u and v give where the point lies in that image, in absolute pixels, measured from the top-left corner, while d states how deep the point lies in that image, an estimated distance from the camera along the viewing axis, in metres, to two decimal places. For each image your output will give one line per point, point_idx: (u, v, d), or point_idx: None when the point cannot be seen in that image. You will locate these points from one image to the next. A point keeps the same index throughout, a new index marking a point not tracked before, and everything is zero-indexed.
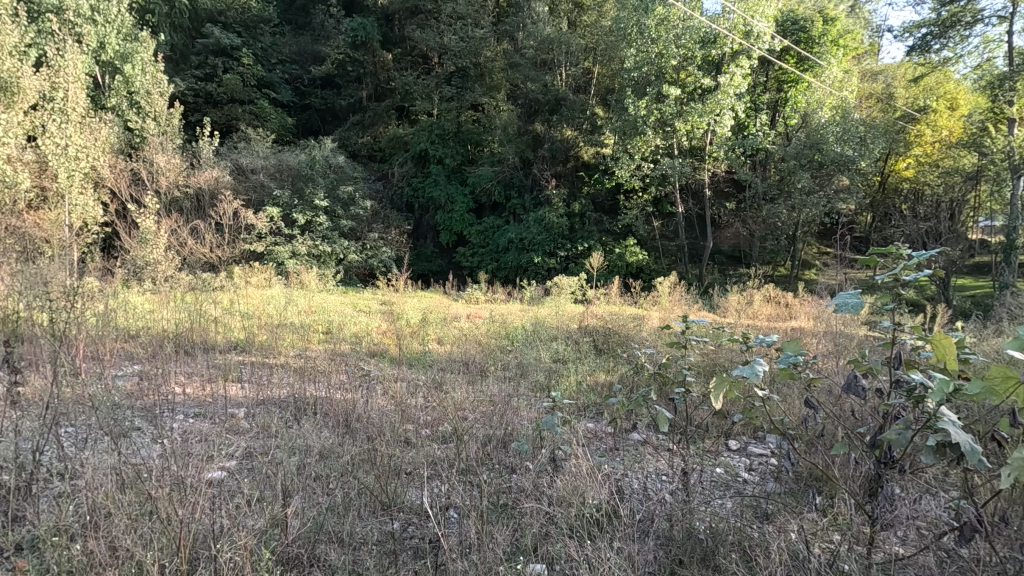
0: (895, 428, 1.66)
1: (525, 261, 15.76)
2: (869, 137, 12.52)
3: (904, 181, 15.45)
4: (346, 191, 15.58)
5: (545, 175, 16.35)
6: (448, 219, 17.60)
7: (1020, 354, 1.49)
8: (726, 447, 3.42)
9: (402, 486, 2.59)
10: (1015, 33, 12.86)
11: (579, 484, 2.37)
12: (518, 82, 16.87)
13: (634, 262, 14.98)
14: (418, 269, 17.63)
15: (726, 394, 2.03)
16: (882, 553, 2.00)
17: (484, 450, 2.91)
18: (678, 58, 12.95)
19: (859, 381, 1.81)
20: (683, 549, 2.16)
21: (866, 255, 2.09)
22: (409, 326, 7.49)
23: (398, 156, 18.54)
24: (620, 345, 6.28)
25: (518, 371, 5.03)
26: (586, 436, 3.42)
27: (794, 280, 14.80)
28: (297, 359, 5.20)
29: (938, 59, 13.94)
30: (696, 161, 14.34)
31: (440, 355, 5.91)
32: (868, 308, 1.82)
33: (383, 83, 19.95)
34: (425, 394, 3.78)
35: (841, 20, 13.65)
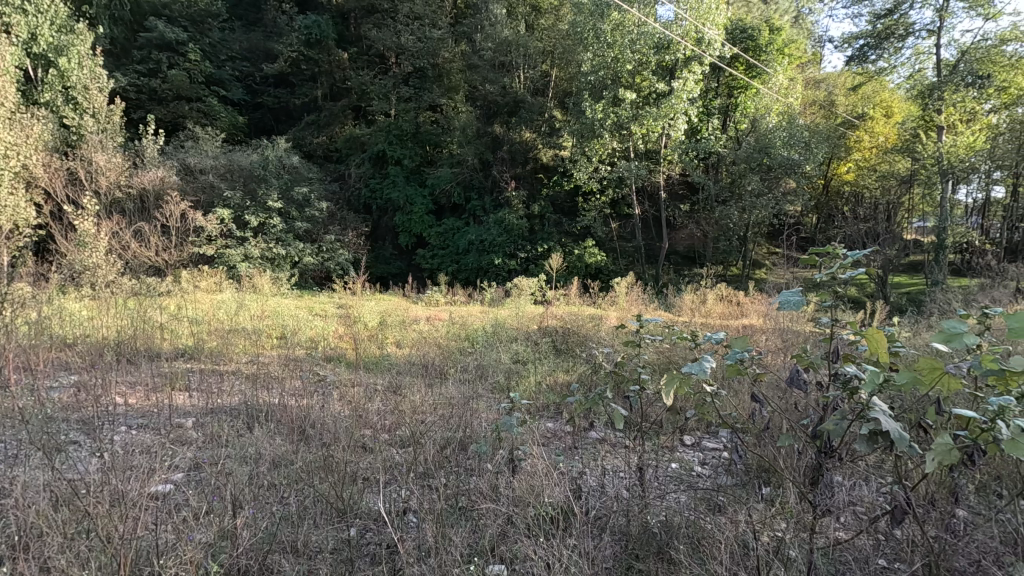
0: (832, 419, 1.74)
1: (485, 263, 15.73)
2: (813, 142, 13.14)
3: (845, 185, 16.23)
4: (301, 193, 15.21)
5: (504, 176, 16.41)
6: (407, 220, 17.37)
7: (944, 347, 1.59)
8: (681, 442, 3.51)
9: (359, 492, 2.54)
10: (943, 46, 13.76)
11: (536, 484, 2.38)
12: (477, 84, 16.90)
13: (593, 263, 15.16)
14: (377, 272, 17.34)
15: (676, 390, 2.09)
16: (823, 538, 2.09)
17: (442, 453, 2.88)
18: (633, 63, 13.24)
19: (800, 374, 1.88)
20: (639, 544, 2.20)
21: (807, 255, 2.17)
22: (367, 329, 7.36)
23: (355, 157, 18.23)
24: (579, 345, 6.36)
25: (478, 373, 5.01)
26: (545, 436, 3.44)
27: (745, 279, 15.31)
28: (251, 364, 5.04)
29: (874, 69, 14.80)
30: (652, 164, 14.67)
31: (399, 358, 5.84)
32: (808, 306, 1.89)
33: (339, 83, 19.62)
34: (383, 398, 3.72)
35: (785, 30, 14.29)
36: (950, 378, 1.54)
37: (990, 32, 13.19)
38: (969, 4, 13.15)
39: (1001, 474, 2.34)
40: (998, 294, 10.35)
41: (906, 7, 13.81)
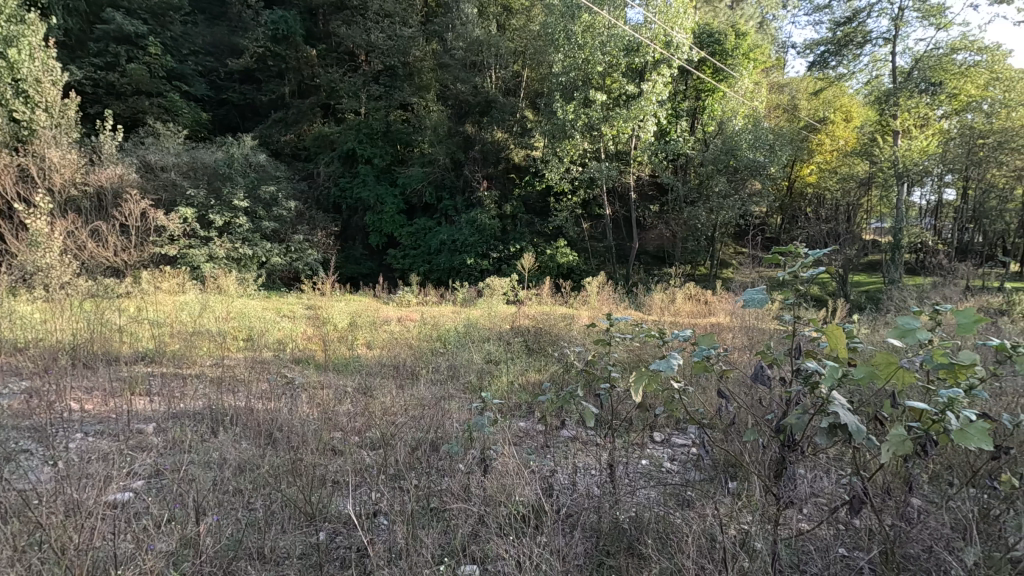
0: (794, 413, 1.80)
1: (457, 263, 15.65)
2: (777, 145, 13.51)
3: (808, 187, 16.74)
4: (268, 191, 14.89)
5: (476, 176, 16.39)
6: (378, 220, 17.17)
7: (900, 342, 1.66)
8: (651, 439, 3.56)
9: (328, 496, 2.49)
10: (898, 53, 14.29)
11: (508, 483, 2.38)
12: (448, 83, 16.85)
13: (565, 263, 15.24)
14: (347, 272, 17.09)
15: (645, 387, 2.12)
16: (787, 529, 2.14)
17: (414, 455, 2.84)
18: (604, 65, 13.39)
19: (764, 370, 1.93)
20: (610, 541, 2.23)
21: (770, 253, 2.23)
22: (336, 330, 7.25)
23: (325, 156, 17.95)
24: (550, 344, 6.40)
25: (450, 373, 4.99)
26: (517, 434, 3.44)
27: (713, 278, 15.62)
28: (216, 367, 4.90)
29: (835, 75, 15.31)
30: (622, 165, 14.85)
31: (369, 358, 5.77)
32: (772, 304, 1.95)
33: (308, 80, 19.30)
34: (354, 399, 3.67)
35: (751, 35, 14.66)
36: (905, 372, 1.61)
37: (942, 42, 13.76)
38: (922, 14, 13.70)
39: (952, 463, 2.45)
40: (948, 292, 10.85)
41: (864, 15, 14.25)
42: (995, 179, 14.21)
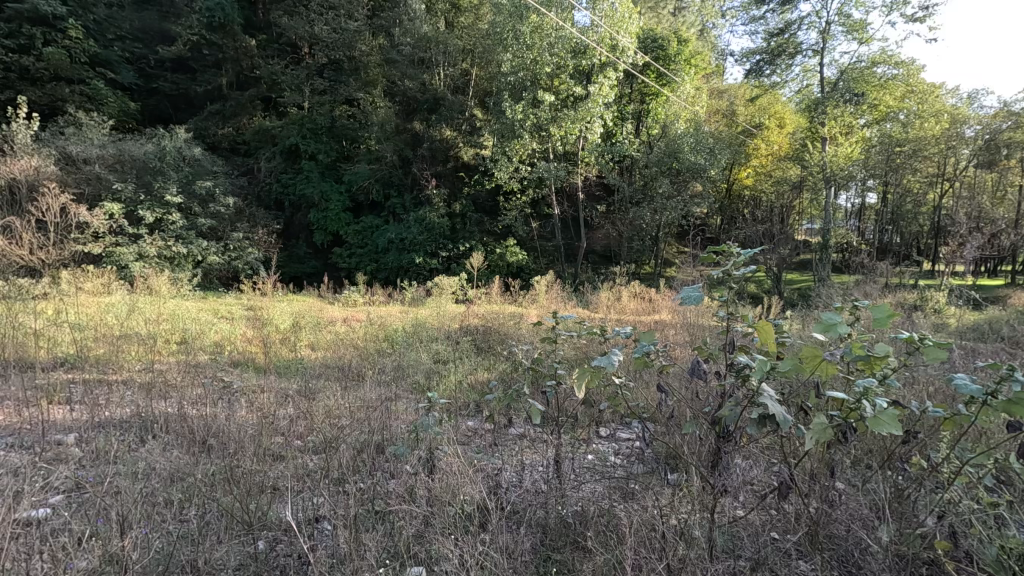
0: (727, 405, 1.89)
1: (405, 262, 15.44)
2: (716, 148, 14.08)
3: (745, 189, 17.45)
4: (204, 187, 14.17)
5: (424, 175, 16.23)
6: (323, 218, 16.71)
7: (822, 337, 1.77)
8: (597, 434, 3.63)
9: (266, 502, 2.39)
10: (826, 65, 15.18)
11: (453, 482, 2.37)
12: (395, 79, 16.58)
13: (514, 262, 15.31)
14: (289, 271, 16.51)
15: (587, 383, 2.16)
16: (723, 516, 2.24)
17: (359, 457, 2.78)
18: (552, 66, 13.54)
19: (700, 365, 2.01)
20: (556, 536, 2.25)
21: (706, 252, 2.31)
22: (278, 331, 6.98)
23: (266, 151, 17.28)
24: (499, 342, 6.43)
25: (396, 374, 4.91)
26: (464, 434, 3.42)
27: (658, 277, 16.09)
28: (146, 371, 4.61)
29: (769, 83, 16.12)
30: (570, 165, 15.07)
31: (313, 361, 5.59)
32: (706, 302, 2.02)
33: (247, 71, 18.53)
34: (298, 403, 3.55)
35: (692, 42, 15.23)
36: (827, 364, 1.71)
37: (864, 56, 14.71)
38: (847, 29, 14.62)
39: (872, 448, 2.64)
40: (869, 288, 11.66)
41: (795, 28, 15.11)
42: (911, 185, 15.41)
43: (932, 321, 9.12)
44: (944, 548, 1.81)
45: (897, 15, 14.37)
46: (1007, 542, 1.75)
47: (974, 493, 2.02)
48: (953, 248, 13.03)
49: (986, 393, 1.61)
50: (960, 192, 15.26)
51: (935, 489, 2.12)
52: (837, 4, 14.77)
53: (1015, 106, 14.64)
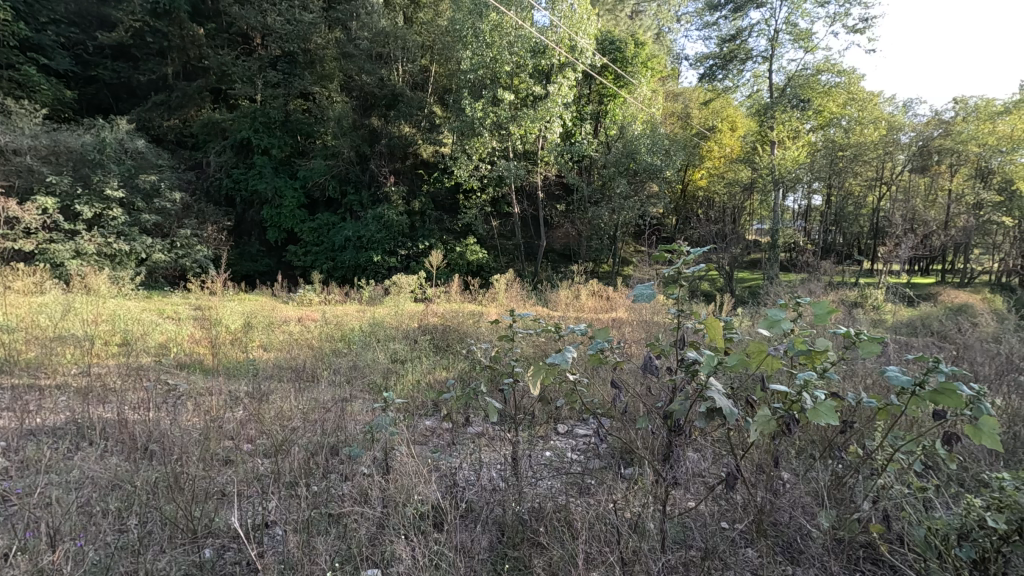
0: (677, 400, 1.95)
1: (363, 261, 15.22)
2: (671, 150, 14.48)
3: (699, 189, 18.14)
4: (148, 181, 13.50)
5: (383, 171, 15.97)
6: (276, 215, 16.28)
7: (768, 333, 1.83)
8: (554, 431, 3.66)
9: (213, 509, 2.30)
10: (774, 71, 15.78)
11: (408, 483, 2.35)
12: (352, 74, 16.25)
13: (474, 261, 15.27)
14: (241, 270, 15.98)
15: (543, 380, 2.18)
16: (675, 509, 2.29)
17: (313, 460, 2.71)
18: (511, 64, 13.55)
19: (652, 360, 2.06)
20: (514, 532, 2.26)
21: (658, 250, 2.36)
22: (228, 332, 6.73)
23: (215, 144, 16.61)
24: (458, 341, 6.41)
25: (351, 374, 4.83)
26: (422, 434, 3.38)
27: (616, 275, 16.35)
28: (82, 375, 4.34)
29: (722, 87, 16.62)
30: (530, 165, 15.12)
31: (265, 361, 5.44)
32: (659, 298, 2.07)
33: (194, 61, 17.79)
34: (248, 404, 3.44)
35: (648, 45, 15.57)
36: (770, 358, 1.79)
37: (809, 63, 15.32)
38: (793, 37, 15.22)
39: (815, 437, 2.75)
40: (813, 286, 12.22)
41: (746, 34, 15.63)
42: (852, 187, 16.27)
43: (870, 317, 9.66)
44: (877, 531, 1.92)
45: (840, 25, 15.08)
46: (934, 523, 1.87)
47: (905, 478, 2.14)
48: (890, 248, 13.84)
49: (914, 384, 1.72)
50: (896, 195, 16.25)
51: (869, 475, 2.24)
52: (785, 13, 15.36)
53: (945, 116, 15.97)
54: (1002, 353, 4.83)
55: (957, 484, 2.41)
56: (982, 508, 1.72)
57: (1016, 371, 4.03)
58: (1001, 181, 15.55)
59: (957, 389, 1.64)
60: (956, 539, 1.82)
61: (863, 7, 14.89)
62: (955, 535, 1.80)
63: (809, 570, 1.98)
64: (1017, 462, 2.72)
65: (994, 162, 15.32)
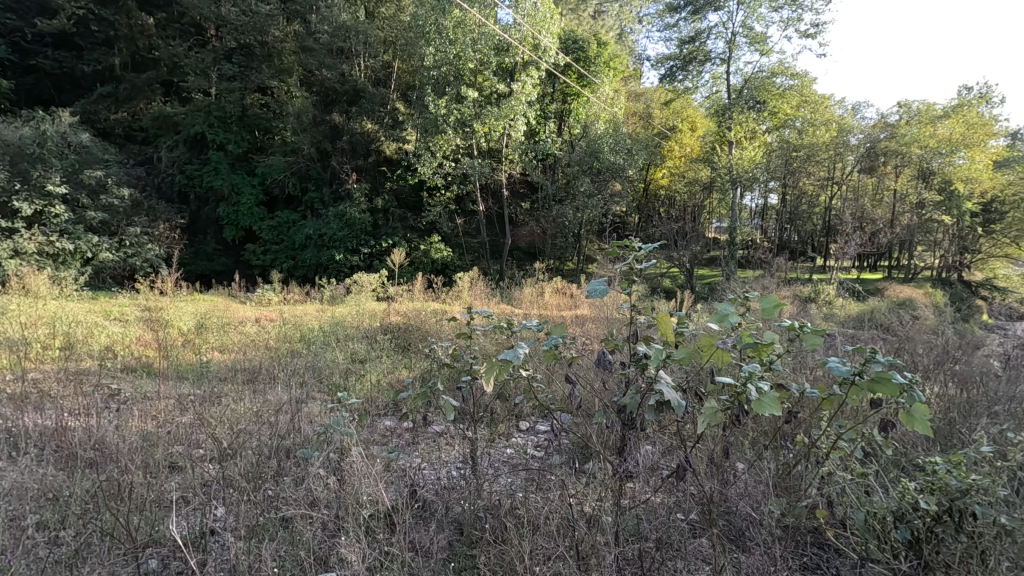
0: (629, 394, 1.98)
1: (325, 259, 14.95)
2: (633, 149, 14.79)
3: (661, 189, 18.54)
4: (94, 177, 12.87)
5: (344, 168, 15.72)
6: (233, 212, 15.81)
7: (716, 327, 1.87)
8: (516, 427, 3.69)
9: (154, 518, 2.22)
10: (732, 73, 16.24)
11: (361, 482, 2.32)
12: (312, 68, 15.95)
13: (438, 259, 15.15)
14: (196, 269, 15.45)
15: (496, 376, 2.17)
16: (631, 501, 2.32)
17: (265, 462, 2.65)
18: (474, 62, 13.42)
19: (606, 355, 2.08)
20: (471, 530, 2.27)
21: (612, 247, 2.37)
22: (180, 334, 6.49)
23: (166, 139, 15.98)
24: (420, 339, 6.36)
25: (310, 374, 4.76)
26: (381, 434, 3.32)
27: (580, 273, 16.47)
28: (16, 382, 4.10)
29: (682, 87, 17.01)
30: (494, 162, 15.11)
31: (219, 363, 5.27)
32: (611, 293, 2.10)
33: (144, 52, 17.10)
34: (197, 407, 3.32)
35: (610, 45, 15.81)
36: (718, 352, 1.83)
37: (765, 66, 15.86)
38: (750, 40, 15.68)
39: (764, 428, 2.84)
40: (769, 282, 12.61)
41: (704, 37, 16.07)
42: (805, 186, 16.89)
43: (822, 311, 10.03)
44: (820, 516, 2.00)
45: (793, 30, 15.64)
46: (872, 507, 1.96)
47: (847, 464, 2.23)
48: (840, 245, 14.42)
49: (853, 373, 1.79)
50: (846, 195, 16.94)
51: (815, 464, 2.32)
52: (741, 16, 15.81)
53: (890, 119, 16.78)
54: (939, 344, 5.10)
55: (896, 469, 2.53)
56: (915, 491, 1.83)
57: (951, 360, 4.25)
58: (941, 182, 16.22)
59: (892, 377, 1.72)
60: (893, 521, 1.91)
61: (815, 13, 15.48)
62: (892, 517, 1.90)
63: (755, 556, 2.05)
64: (950, 446, 2.88)
65: (935, 163, 16.05)
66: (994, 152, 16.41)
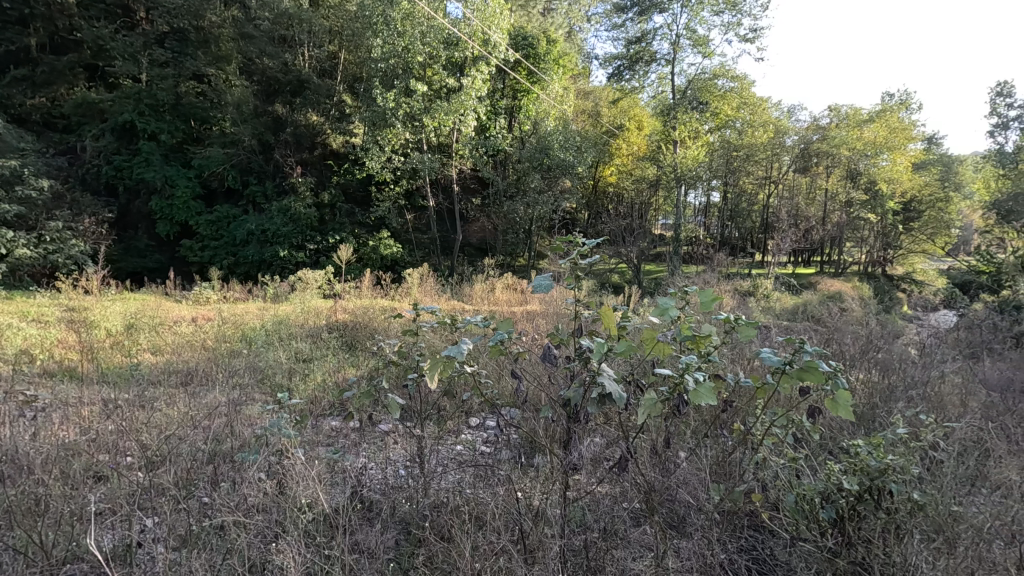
0: (572, 389, 1.99)
1: (268, 255, 14.41)
2: (582, 147, 15.04)
3: (610, 186, 18.70)
4: (8, 166, 11.88)
5: (289, 161, 15.26)
6: (167, 206, 15.00)
7: (657, 322, 1.92)
8: (467, 424, 3.69)
9: (75, 529, 2.09)
10: (676, 74, 16.73)
11: (300, 484, 2.25)
12: (252, 56, 15.36)
13: (388, 255, 14.91)
14: (127, 267, 14.57)
15: (441, 374, 2.14)
16: (578, 493, 2.36)
17: (201, 467, 2.54)
18: (424, 55, 13.21)
19: (551, 349, 2.10)
20: (417, 529, 2.26)
21: (556, 242, 2.38)
22: (107, 335, 6.09)
23: (91, 127, 14.93)
24: (368, 337, 6.22)
25: (251, 374, 4.60)
26: (327, 435, 3.26)
27: (531, 269, 16.55)
28: None
29: (629, 87, 17.41)
30: (444, 157, 14.95)
31: (152, 366, 4.98)
32: (555, 288, 2.11)
33: (64, 32, 15.65)
34: (125, 413, 3.13)
35: (559, 42, 15.93)
36: (658, 344, 1.89)
37: (707, 68, 16.42)
38: (692, 43, 16.18)
39: (704, 417, 2.96)
40: (711, 276, 13.10)
41: (650, 38, 16.48)
42: (745, 186, 17.91)
43: (760, 304, 10.51)
44: (756, 500, 2.10)
45: (733, 34, 16.25)
46: (802, 489, 2.06)
47: (780, 448, 2.35)
48: (776, 241, 15.14)
49: (784, 363, 1.88)
50: (782, 193, 17.79)
51: (751, 449, 2.43)
52: (685, 19, 16.26)
53: (822, 122, 17.72)
54: (863, 334, 5.45)
55: (825, 452, 2.69)
56: (840, 473, 1.95)
57: (875, 348, 4.54)
58: (867, 182, 17.20)
59: (818, 365, 1.82)
60: (821, 502, 2.02)
61: (753, 18, 16.13)
62: (819, 498, 2.00)
63: (693, 540, 2.13)
64: (872, 428, 3.10)
65: (862, 164, 17.17)
66: (914, 155, 17.62)
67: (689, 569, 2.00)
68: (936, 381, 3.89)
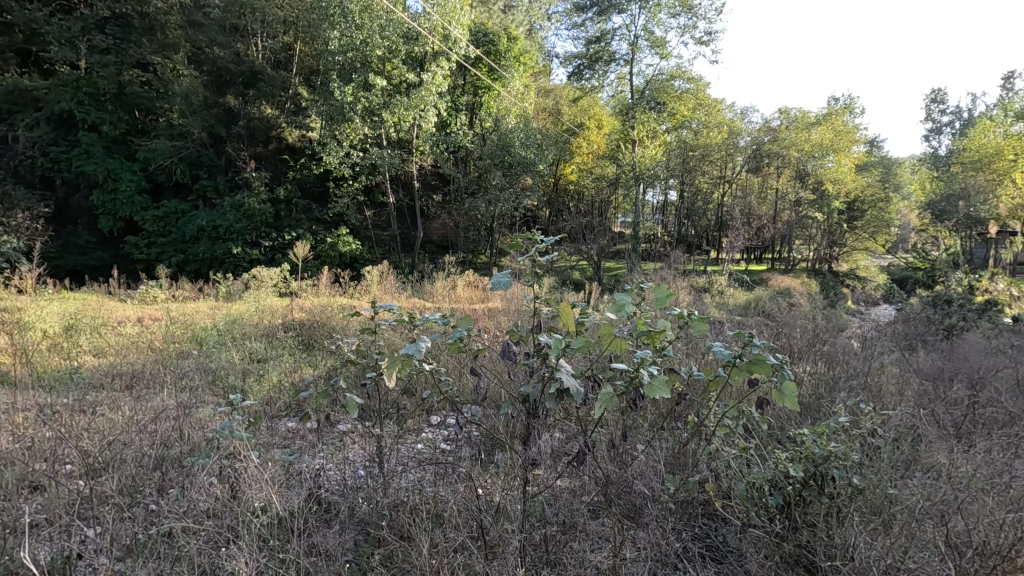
0: (531, 384, 2.01)
1: (220, 253, 13.90)
2: (543, 145, 15.15)
3: (570, 185, 18.65)
4: None
5: (242, 155, 14.79)
6: (110, 201, 14.26)
7: (613, 317, 1.95)
8: (427, 423, 3.66)
9: (8, 544, 1.98)
10: (634, 75, 17.02)
11: (253, 487, 2.20)
12: (201, 45, 15.05)
13: (346, 252, 14.62)
14: (65, 265, 13.79)
15: (398, 372, 2.12)
16: (538, 487, 2.39)
17: (148, 473, 2.44)
18: (383, 49, 12.92)
19: (510, 346, 2.11)
20: (377, 529, 2.24)
21: (515, 240, 2.38)
22: (44, 336, 5.75)
23: (23, 115, 14.01)
24: (326, 336, 6.09)
25: (203, 376, 4.45)
26: (283, 436, 3.19)
27: (493, 266, 16.53)
28: None
29: (589, 86, 17.62)
30: (405, 153, 14.74)
31: (95, 369, 4.74)
32: (514, 286, 2.12)
33: None
34: (65, 418, 2.97)
35: (520, 40, 15.97)
36: (614, 339, 1.93)
37: (664, 69, 16.78)
38: (650, 44, 16.48)
39: (661, 409, 3.04)
40: (668, 273, 13.42)
41: (609, 38, 16.71)
42: (701, 185, 18.44)
43: (714, 300, 10.84)
44: (709, 489, 2.17)
45: (689, 36, 16.65)
46: (751, 477, 2.14)
47: (732, 437, 2.43)
48: (730, 239, 15.62)
49: (734, 356, 1.95)
50: (736, 192, 18.36)
51: (705, 440, 2.51)
52: (643, 20, 16.56)
53: (773, 123, 18.12)
54: (810, 328, 5.69)
55: (774, 441, 2.81)
56: (786, 461, 2.04)
57: (820, 342, 4.75)
58: (814, 182, 18.24)
59: (765, 358, 1.90)
60: (769, 488, 2.10)
61: (707, 21, 16.59)
62: (768, 485, 2.09)
63: (649, 530, 2.19)
64: (818, 417, 3.25)
65: (810, 165, 18.03)
66: (857, 157, 18.51)
67: (644, 557, 2.06)
68: (875, 371, 4.10)
